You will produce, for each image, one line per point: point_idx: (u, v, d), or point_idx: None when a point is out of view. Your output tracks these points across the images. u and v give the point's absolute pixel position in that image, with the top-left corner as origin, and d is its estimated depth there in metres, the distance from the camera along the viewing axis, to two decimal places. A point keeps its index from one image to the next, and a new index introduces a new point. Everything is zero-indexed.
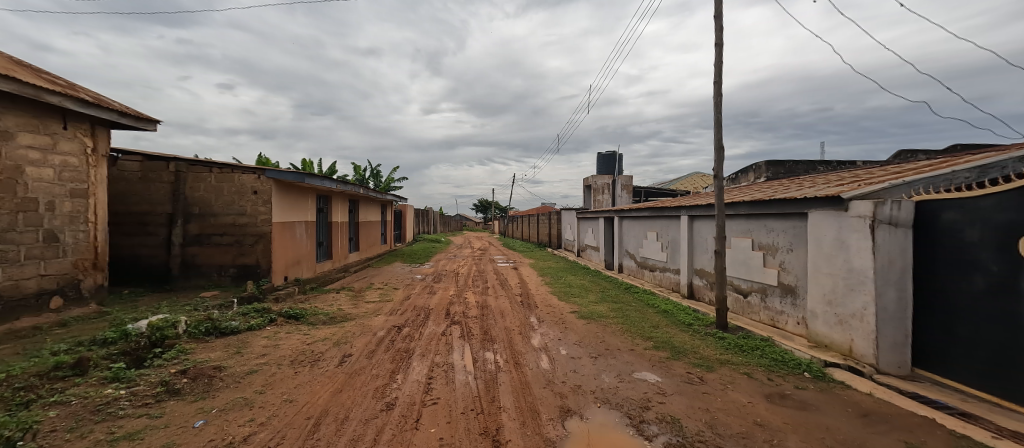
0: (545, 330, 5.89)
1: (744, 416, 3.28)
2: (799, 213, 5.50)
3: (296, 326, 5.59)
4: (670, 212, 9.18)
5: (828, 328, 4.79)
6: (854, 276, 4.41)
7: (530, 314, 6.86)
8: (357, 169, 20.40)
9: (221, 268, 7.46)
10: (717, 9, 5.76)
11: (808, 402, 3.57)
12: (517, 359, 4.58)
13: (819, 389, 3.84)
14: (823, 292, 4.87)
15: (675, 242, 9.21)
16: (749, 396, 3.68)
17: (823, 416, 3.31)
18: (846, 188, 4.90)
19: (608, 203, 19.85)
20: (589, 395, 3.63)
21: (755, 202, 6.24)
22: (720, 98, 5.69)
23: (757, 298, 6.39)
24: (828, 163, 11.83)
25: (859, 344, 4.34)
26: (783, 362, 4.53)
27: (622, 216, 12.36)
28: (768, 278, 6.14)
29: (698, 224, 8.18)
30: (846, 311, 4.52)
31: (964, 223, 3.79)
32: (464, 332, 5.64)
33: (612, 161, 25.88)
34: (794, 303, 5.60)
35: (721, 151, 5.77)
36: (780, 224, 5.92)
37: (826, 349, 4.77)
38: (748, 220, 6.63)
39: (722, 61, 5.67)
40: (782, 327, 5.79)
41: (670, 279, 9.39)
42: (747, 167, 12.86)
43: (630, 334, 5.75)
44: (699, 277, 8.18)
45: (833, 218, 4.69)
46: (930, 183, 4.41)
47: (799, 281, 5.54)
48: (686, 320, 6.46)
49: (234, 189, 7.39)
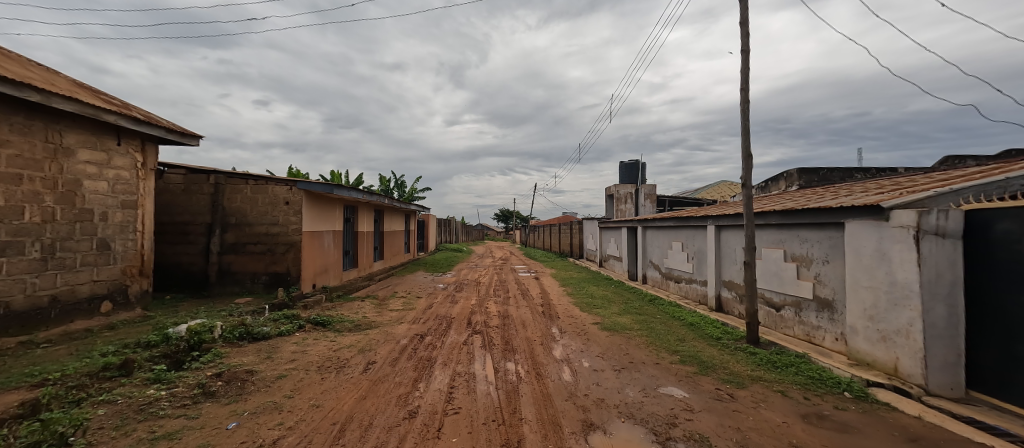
0: (566, 341, 5.81)
1: (778, 436, 3.12)
2: (835, 223, 5.26)
3: (323, 333, 5.75)
4: (696, 222, 8.97)
5: (869, 345, 4.52)
6: (897, 289, 4.16)
7: (552, 325, 6.79)
8: (382, 180, 20.95)
9: (254, 275, 7.78)
10: (743, 16, 5.66)
11: (849, 424, 3.36)
12: (539, 370, 4.54)
13: (861, 410, 3.61)
14: (863, 306, 4.61)
15: (701, 252, 8.95)
16: (784, 415, 3.50)
17: (866, 439, 3.11)
18: (887, 197, 4.65)
19: (631, 213, 19.58)
20: (612, 410, 3.54)
21: (787, 212, 6.02)
22: (747, 105, 5.56)
23: (791, 313, 6.10)
24: (866, 170, 11.29)
25: (906, 363, 4.07)
26: (820, 380, 4.29)
27: (645, 226, 12.14)
28: (802, 291, 5.86)
29: (726, 235, 7.95)
30: (890, 327, 4.26)
31: (1021, 234, 3.52)
32: (486, 342, 5.65)
33: (635, 170, 25.55)
34: (832, 318, 5.32)
35: (749, 159, 5.61)
36: (815, 235, 5.67)
37: (868, 367, 4.50)
38: (780, 230, 6.38)
39: (748, 68, 5.55)
40: (819, 343, 5.51)
41: (697, 290, 9.12)
42: (778, 175, 12.42)
43: (654, 347, 5.60)
44: (728, 289, 7.91)
45: (873, 228, 4.46)
46: (981, 191, 4.12)
47: (837, 295, 5.27)
48: (714, 334, 6.23)
49: (269, 200, 7.74)
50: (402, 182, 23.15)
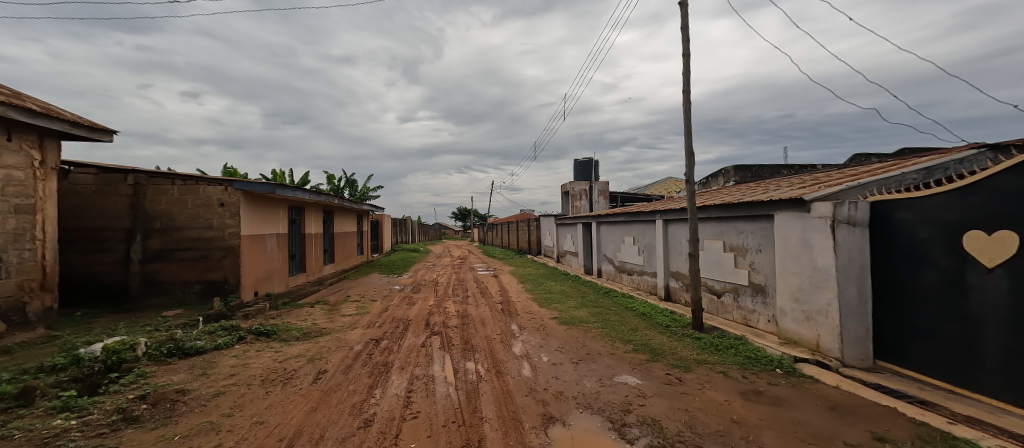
0: (526, 337, 5.87)
1: (721, 414, 3.36)
2: (766, 215, 5.74)
3: (268, 343, 5.38)
4: (645, 217, 9.41)
5: (796, 325, 4.98)
6: (818, 274, 4.62)
7: (511, 322, 6.82)
8: (331, 178, 19.90)
9: (185, 284, 7.08)
10: (683, 22, 6.01)
11: (782, 398, 3.69)
12: (498, 368, 4.54)
13: (790, 385, 3.98)
14: (791, 289, 5.08)
15: (651, 245, 9.41)
16: (726, 394, 3.78)
17: (794, 410, 3.43)
18: (808, 191, 5.15)
19: (586, 209, 20.12)
20: (571, 401, 3.63)
21: (725, 205, 6.47)
22: (689, 105, 5.90)
23: (730, 298, 6.60)
24: (791, 167, 12.45)
25: (826, 339, 4.54)
26: (756, 359, 4.68)
27: (599, 221, 12.51)
28: (740, 279, 6.34)
29: (673, 228, 8.40)
30: (813, 308, 4.72)
31: (915, 221, 4.03)
32: (445, 342, 5.56)
33: (589, 168, 26.31)
34: (764, 302, 5.82)
35: (691, 156, 5.97)
36: (749, 226, 6.15)
37: (796, 345, 4.97)
38: (720, 223, 6.85)
39: (688, 70, 5.88)
40: (754, 325, 5.99)
41: (648, 281, 9.58)
42: (718, 172, 13.32)
43: (610, 337, 5.82)
44: (675, 279, 8.39)
45: (797, 219, 4.91)
46: (882, 185, 4.72)
47: (768, 281, 5.76)
48: (663, 322, 6.58)
49: (200, 202, 7.08)
50: (352, 180, 22.07)
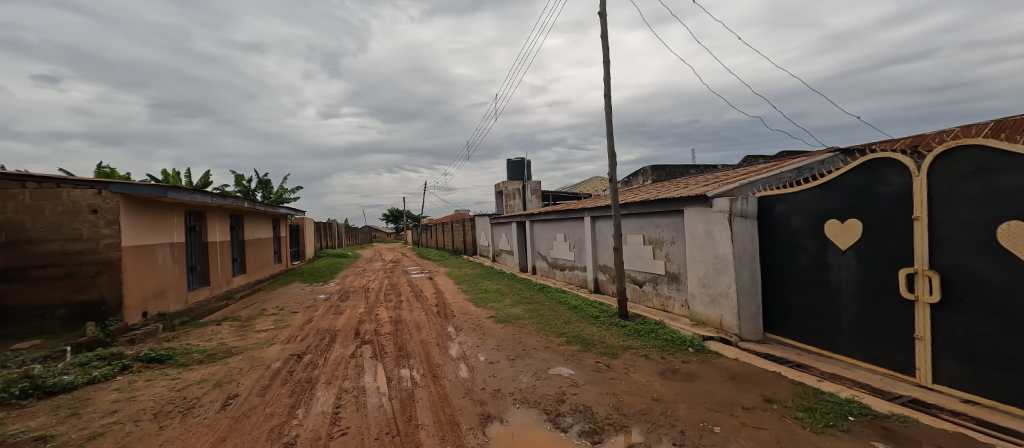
0: (462, 338, 5.83)
1: (644, 394, 3.65)
2: (677, 210, 6.35)
3: (162, 370, 4.66)
4: (574, 215, 9.87)
5: (704, 307, 5.60)
6: (719, 261, 5.23)
7: (447, 324, 6.72)
8: (239, 180, 17.85)
9: (46, 309, 5.87)
10: (602, 31, 6.40)
11: (693, 373, 4.12)
12: (435, 372, 4.45)
13: (700, 361, 4.46)
14: (698, 276, 5.69)
15: (580, 241, 9.90)
16: (647, 375, 4.12)
17: (703, 383, 3.86)
18: (710, 188, 5.80)
19: (519, 208, 20.50)
20: (507, 398, 3.68)
21: (643, 202, 7.02)
22: (610, 109, 6.30)
23: (650, 287, 7.20)
24: (698, 167, 13.91)
25: (727, 318, 5.16)
26: (672, 340, 5.16)
27: (532, 220, 12.84)
28: (657, 269, 6.94)
29: (599, 224, 8.92)
30: (716, 291, 5.34)
31: (790, 213, 4.75)
32: (377, 351, 5.30)
33: (521, 168, 26.84)
34: (678, 288, 6.45)
35: (613, 157, 6.38)
36: (664, 220, 6.76)
37: (704, 325, 5.57)
38: (639, 218, 7.42)
39: (608, 76, 6.28)
40: (671, 310, 6.61)
41: (579, 276, 10.06)
42: (638, 171, 14.42)
43: (544, 332, 6.01)
44: (603, 272, 8.92)
45: (702, 213, 5.51)
46: (766, 183, 5.50)
47: (681, 269, 6.39)
48: (593, 313, 6.97)
49: (64, 209, 5.92)
50: (266, 181, 20.03)
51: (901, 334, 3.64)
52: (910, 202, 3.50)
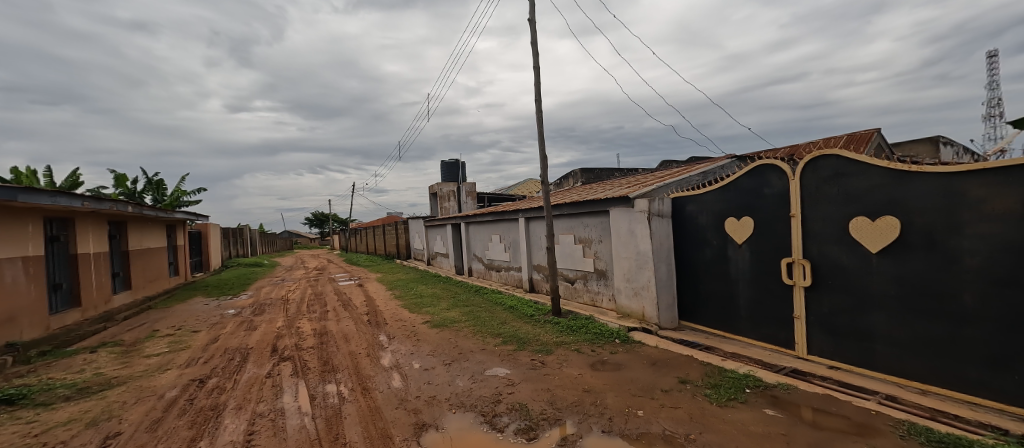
0: (395, 346, 5.59)
1: (577, 386, 3.80)
2: (603, 211, 6.74)
3: (10, 414, 3.80)
4: (508, 216, 10.00)
5: (628, 300, 6.01)
6: (641, 257, 5.65)
7: (379, 333, 6.39)
8: (122, 180, 15.28)
9: None
10: (532, 37, 6.57)
11: (620, 363, 4.40)
12: (364, 384, 4.20)
13: (626, 351, 4.77)
14: (623, 271, 6.09)
15: (515, 242, 10.06)
16: (579, 368, 4.30)
17: (628, 371, 4.13)
18: (631, 190, 6.24)
19: (454, 210, 20.24)
20: (443, 404, 3.60)
21: (573, 203, 7.35)
22: (541, 113, 6.49)
23: (581, 283, 7.54)
24: (622, 170, 14.93)
25: (648, 309, 5.60)
26: (601, 333, 5.46)
27: (467, 221, 12.75)
28: (587, 266, 7.30)
29: (533, 225, 9.14)
30: (638, 285, 5.76)
31: (697, 212, 5.29)
32: (298, 367, 4.87)
33: (456, 169, 26.56)
34: (606, 284, 6.84)
35: (544, 159, 6.57)
36: (592, 220, 7.12)
37: (629, 317, 5.98)
38: (569, 218, 7.74)
39: (538, 81, 6.46)
40: (600, 305, 6.99)
41: (514, 276, 10.21)
42: (568, 173, 15.06)
43: (480, 334, 5.99)
44: (537, 271, 9.15)
45: (625, 213, 5.91)
46: (678, 185, 6.07)
47: (608, 266, 6.78)
48: (528, 312, 7.11)
49: None
50: (158, 182, 17.40)
51: (783, 314, 4.24)
52: (789, 202, 4.10)
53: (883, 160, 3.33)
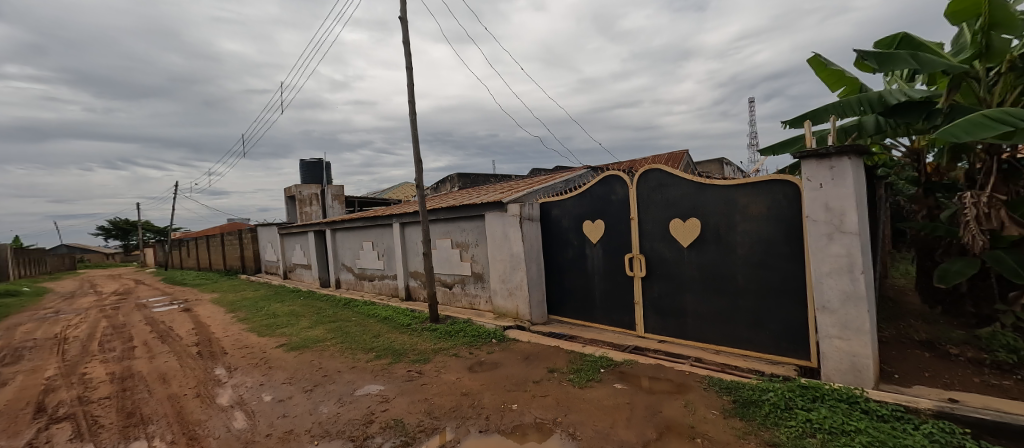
0: (239, 379, 4.70)
1: (454, 391, 3.82)
2: (479, 215, 6.93)
3: None
4: (381, 221, 9.44)
5: (503, 300, 6.30)
6: (514, 258, 6.00)
7: (216, 366, 5.28)
8: None
9: None
10: (404, 36, 6.37)
11: (496, 361, 4.58)
12: (194, 432, 3.42)
13: (502, 349, 4.99)
14: (498, 273, 6.36)
15: (389, 249, 9.56)
16: (457, 373, 4.32)
17: (503, 368, 4.33)
18: (504, 195, 6.57)
19: (317, 215, 18.13)
20: (304, 437, 3.19)
21: (449, 208, 7.36)
22: (415, 115, 6.32)
23: (458, 288, 7.59)
24: (497, 176, 15.63)
25: (521, 307, 5.98)
26: (478, 335, 5.60)
27: (334, 228, 11.57)
28: (464, 270, 7.39)
29: (408, 230, 8.82)
30: (512, 285, 6.10)
31: (561, 216, 5.87)
32: (87, 427, 3.68)
33: (319, 170, 23.85)
34: (483, 286, 7.04)
35: (419, 163, 6.43)
36: (468, 225, 7.25)
37: (504, 316, 6.28)
38: (446, 223, 7.72)
39: (411, 82, 6.29)
40: (477, 307, 7.16)
41: (389, 285, 9.69)
42: (445, 178, 15.03)
43: (349, 351, 5.50)
44: (414, 278, 8.87)
45: (499, 217, 6.18)
46: (545, 192, 6.66)
47: (484, 268, 6.99)
48: (404, 322, 6.83)
49: None
50: None
51: (627, 301, 5.04)
52: (629, 207, 4.89)
53: (690, 174, 4.25)
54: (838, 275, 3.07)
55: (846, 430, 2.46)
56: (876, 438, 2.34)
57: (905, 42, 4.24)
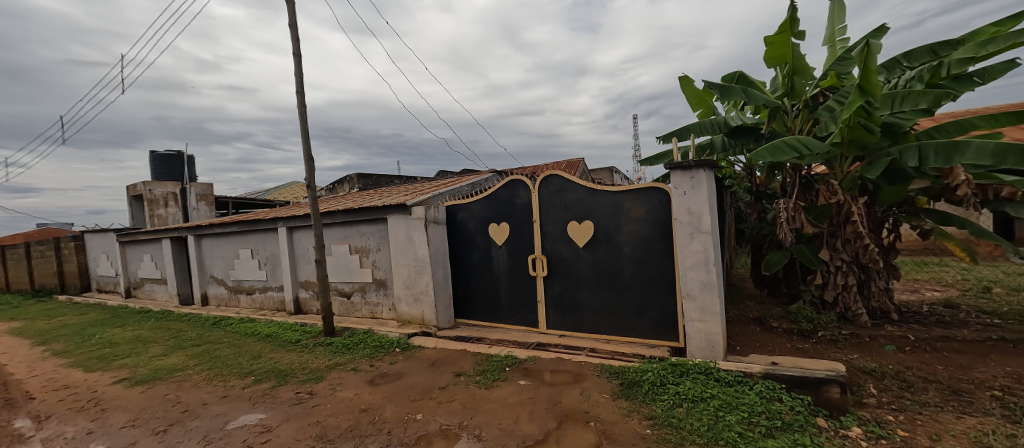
0: (56, 431, 3.68)
1: (351, 409, 3.55)
2: (381, 218, 6.57)
3: None
4: (264, 226, 8.32)
5: (408, 307, 6.06)
6: (419, 263, 5.82)
7: (16, 418, 4.05)
8: None
9: None
10: (291, 20, 5.74)
11: (399, 372, 4.39)
12: None
13: (406, 358, 4.81)
14: (402, 279, 6.10)
15: (273, 257, 8.47)
16: (354, 389, 4.02)
17: (406, 378, 4.17)
18: (408, 197, 6.34)
19: (176, 219, 15.18)
20: None
21: (347, 210, 6.83)
22: (304, 108, 5.73)
23: (358, 297, 7.08)
24: (401, 178, 15.01)
25: (427, 313, 5.83)
26: (380, 345, 5.30)
27: (199, 234, 9.82)
28: (364, 277, 6.92)
29: (297, 236, 7.93)
30: (417, 290, 5.91)
31: (467, 218, 5.89)
32: None
33: (179, 165, 20.01)
34: (385, 294, 6.69)
35: (310, 161, 5.84)
36: (368, 229, 6.81)
37: (409, 323, 6.05)
38: (343, 227, 7.14)
39: (300, 71, 5.69)
40: (379, 316, 6.78)
41: (273, 298, 8.58)
42: (342, 178, 13.91)
43: (220, 378, 4.72)
44: (305, 289, 8.01)
45: (403, 221, 5.94)
46: (451, 194, 6.61)
47: (387, 275, 6.65)
48: (292, 338, 6.12)
49: None
50: None
51: (530, 300, 5.28)
52: (532, 210, 5.13)
53: (585, 180, 4.64)
54: (698, 268, 3.67)
55: (704, 396, 2.96)
56: (725, 400, 2.86)
57: (741, 79, 5.26)
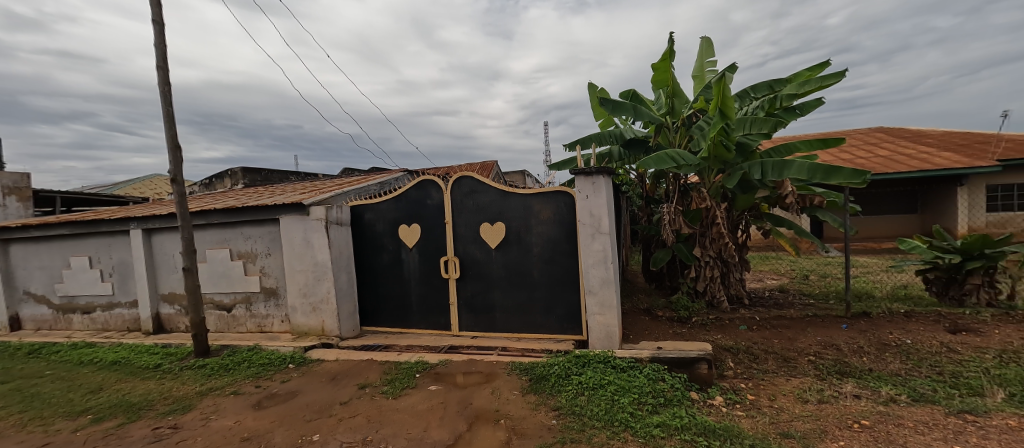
0: None
1: (230, 439, 3.08)
2: (272, 219, 5.83)
3: None
4: (109, 228, 6.77)
5: (305, 317, 5.48)
6: (319, 268, 5.30)
7: None
8: None
9: None
10: None
11: (293, 390, 3.94)
12: None
13: (300, 374, 4.34)
14: (297, 286, 5.48)
15: (124, 266, 6.94)
16: (235, 415, 3.50)
17: (301, 397, 3.76)
18: (305, 196, 5.73)
19: None
20: None
21: (227, 210, 5.91)
22: (168, 88, 4.81)
23: (241, 309, 6.18)
24: (297, 174, 13.53)
25: (328, 322, 5.34)
26: (268, 363, 4.69)
27: (7, 239, 7.58)
28: (249, 286, 6.07)
29: (159, 240, 6.62)
30: (316, 299, 5.37)
31: (374, 219, 5.55)
32: None
33: None
34: (276, 304, 5.95)
35: (176, 151, 4.91)
36: (255, 231, 5.99)
37: (306, 335, 5.47)
38: (222, 229, 6.16)
39: (162, 42, 4.75)
40: (269, 330, 6.01)
41: (123, 316, 7.03)
42: (222, 173, 12.02)
43: (38, 422, 3.70)
44: (168, 303, 6.72)
45: (299, 222, 5.35)
46: (356, 194, 6.16)
47: (279, 282, 5.92)
48: (150, 363, 5.09)
49: None
50: None
51: (442, 303, 5.19)
52: (443, 211, 5.05)
53: (496, 182, 4.72)
54: (598, 266, 4.00)
55: (602, 382, 3.24)
56: (620, 384, 3.18)
57: (633, 97, 5.90)
